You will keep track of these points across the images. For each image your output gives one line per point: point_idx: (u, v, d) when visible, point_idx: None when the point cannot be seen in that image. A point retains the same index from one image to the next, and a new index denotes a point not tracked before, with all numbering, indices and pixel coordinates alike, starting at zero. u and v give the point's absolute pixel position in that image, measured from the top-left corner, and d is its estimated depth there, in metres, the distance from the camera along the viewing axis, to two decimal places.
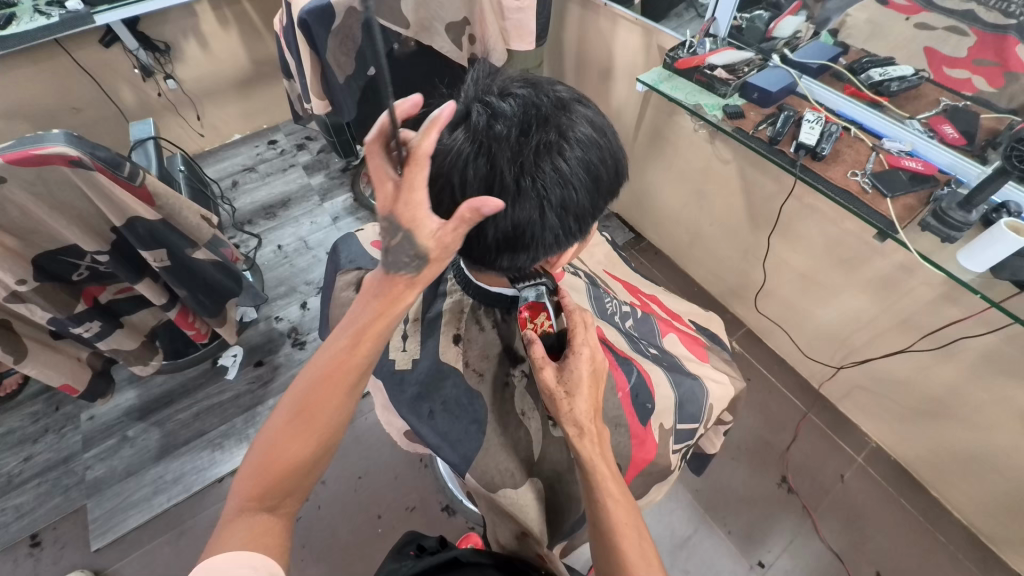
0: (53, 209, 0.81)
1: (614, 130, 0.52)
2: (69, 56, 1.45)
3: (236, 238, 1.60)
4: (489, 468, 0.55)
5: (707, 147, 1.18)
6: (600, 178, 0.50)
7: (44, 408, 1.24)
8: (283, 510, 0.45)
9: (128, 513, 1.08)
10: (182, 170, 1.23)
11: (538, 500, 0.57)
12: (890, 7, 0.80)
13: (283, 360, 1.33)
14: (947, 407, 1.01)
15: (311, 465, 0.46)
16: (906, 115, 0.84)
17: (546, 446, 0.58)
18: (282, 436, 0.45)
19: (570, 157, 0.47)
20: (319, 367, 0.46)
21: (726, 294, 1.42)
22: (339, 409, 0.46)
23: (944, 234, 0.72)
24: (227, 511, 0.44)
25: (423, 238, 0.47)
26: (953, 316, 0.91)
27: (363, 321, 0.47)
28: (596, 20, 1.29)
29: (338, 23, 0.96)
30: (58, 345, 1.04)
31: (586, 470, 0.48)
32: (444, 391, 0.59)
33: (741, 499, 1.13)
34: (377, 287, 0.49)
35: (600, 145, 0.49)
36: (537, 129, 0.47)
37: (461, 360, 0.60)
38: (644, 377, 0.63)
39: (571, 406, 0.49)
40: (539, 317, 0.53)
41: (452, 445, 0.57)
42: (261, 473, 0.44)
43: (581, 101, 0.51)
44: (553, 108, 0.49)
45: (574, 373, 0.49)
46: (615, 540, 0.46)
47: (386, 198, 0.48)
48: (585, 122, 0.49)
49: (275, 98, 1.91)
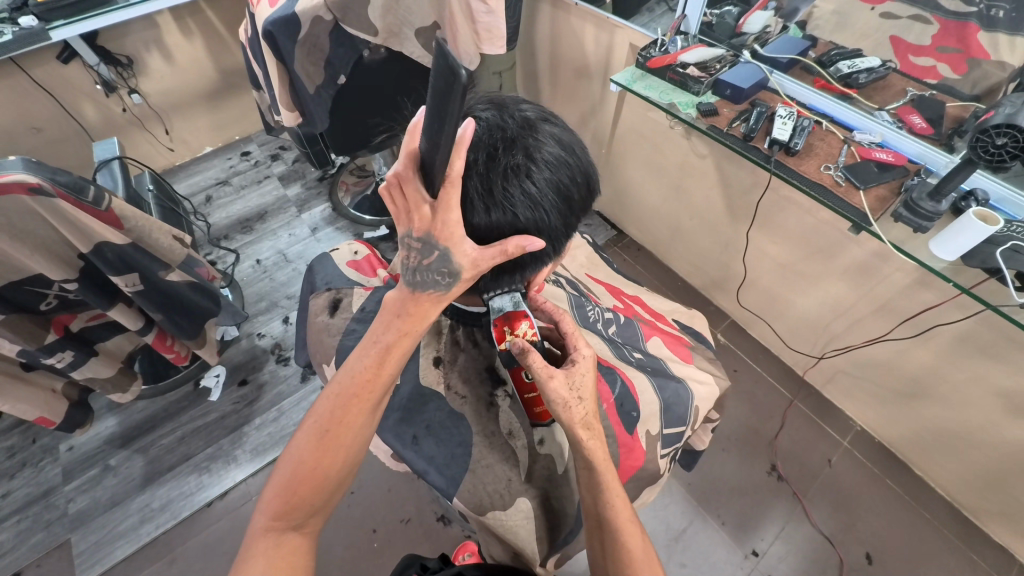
0: (14, 240, 0.78)
1: (582, 146, 0.52)
2: (25, 74, 1.39)
3: (212, 254, 1.57)
4: (478, 490, 0.55)
5: (682, 143, 1.19)
6: (571, 197, 0.50)
7: (20, 442, 1.20)
8: (308, 528, 0.48)
9: (116, 543, 1.06)
10: (151, 189, 1.20)
11: (532, 518, 0.56)
12: None
13: (268, 378, 1.31)
14: (926, 387, 1.03)
15: (334, 485, 0.48)
16: (874, 106, 0.85)
17: (533, 463, 0.57)
18: (308, 458, 0.47)
19: (538, 179, 0.47)
20: (343, 388, 0.48)
21: (709, 286, 1.44)
22: (364, 427, 0.49)
23: (916, 224, 0.74)
24: (252, 529, 0.46)
25: (461, 256, 0.46)
26: (929, 300, 0.93)
27: (386, 340, 0.49)
28: (567, 18, 1.28)
29: (305, 32, 0.95)
30: (31, 377, 1.00)
31: (598, 475, 0.49)
32: (427, 414, 0.59)
33: (733, 489, 1.14)
34: (400, 305, 0.49)
35: (569, 162, 0.49)
36: (504, 152, 0.46)
37: (443, 382, 0.61)
38: (628, 385, 0.64)
39: (584, 411, 0.48)
40: (522, 326, 0.52)
41: (439, 469, 0.56)
42: (287, 496, 0.46)
43: (548, 120, 0.50)
44: (519, 130, 0.48)
45: (580, 378, 0.50)
46: (620, 537, 0.48)
47: (421, 219, 0.45)
48: (552, 141, 0.48)
49: (245, 107, 1.86)
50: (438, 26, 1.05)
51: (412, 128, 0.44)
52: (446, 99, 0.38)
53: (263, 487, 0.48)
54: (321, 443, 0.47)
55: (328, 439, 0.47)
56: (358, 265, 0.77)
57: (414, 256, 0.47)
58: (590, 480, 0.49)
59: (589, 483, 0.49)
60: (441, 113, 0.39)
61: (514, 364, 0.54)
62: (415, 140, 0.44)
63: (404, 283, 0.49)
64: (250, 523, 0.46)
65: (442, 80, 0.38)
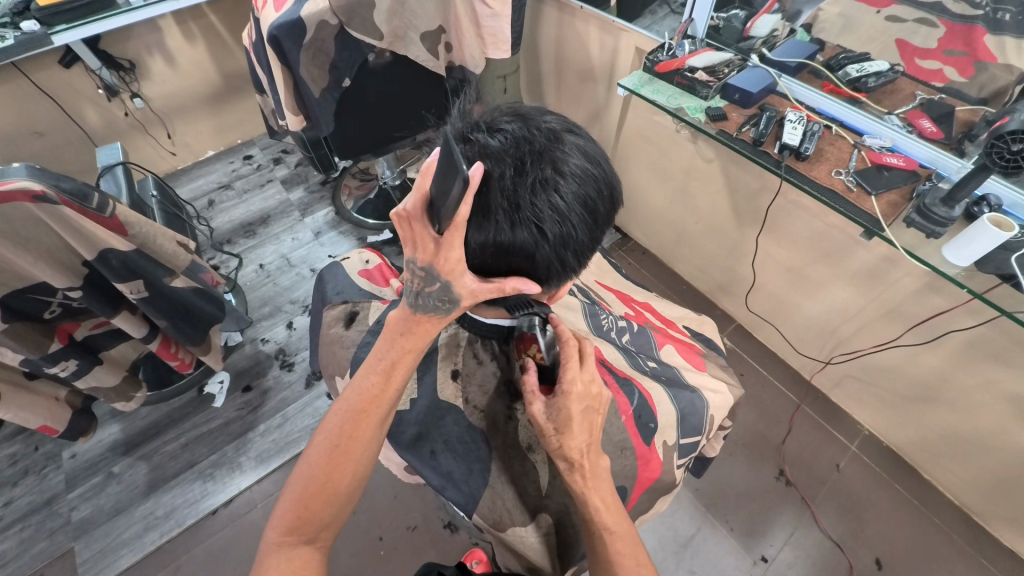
0: (18, 247, 0.77)
1: (606, 157, 0.52)
2: (27, 78, 1.38)
3: (215, 259, 1.56)
4: (496, 506, 0.55)
5: (689, 147, 1.19)
6: (597, 211, 0.49)
7: (22, 450, 1.19)
8: (320, 542, 0.47)
9: (120, 552, 1.05)
10: (154, 194, 1.19)
11: (549, 536, 0.56)
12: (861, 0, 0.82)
13: (272, 383, 1.30)
14: (936, 392, 1.03)
15: (345, 498, 0.48)
16: (884, 110, 0.84)
17: (552, 482, 0.57)
18: (318, 472, 0.46)
19: (565, 193, 0.46)
20: (352, 402, 0.48)
21: (714, 290, 1.43)
22: (373, 441, 0.48)
23: (928, 230, 0.73)
24: (264, 545, 0.46)
25: (461, 287, 0.46)
26: (939, 305, 0.92)
27: (391, 358, 0.49)
28: (573, 22, 1.28)
29: (310, 37, 0.94)
30: (33, 385, 0.99)
31: (582, 502, 0.49)
32: (444, 429, 0.58)
33: (741, 494, 1.14)
34: (402, 324, 0.49)
35: (596, 177, 0.48)
36: (532, 165, 0.46)
37: (460, 397, 0.59)
38: (645, 397, 0.63)
39: (561, 444, 0.48)
40: (531, 347, 0.52)
41: (456, 485, 0.55)
42: (297, 510, 0.46)
43: (572, 131, 0.50)
44: (546, 141, 0.48)
45: (558, 412, 0.47)
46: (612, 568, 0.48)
47: (425, 252, 0.45)
48: (579, 154, 0.48)
49: (248, 111, 1.86)
50: (444, 30, 1.07)
51: (424, 166, 0.44)
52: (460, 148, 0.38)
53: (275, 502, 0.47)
54: (332, 457, 0.46)
55: (338, 453, 0.46)
56: (369, 274, 0.77)
57: (416, 281, 0.47)
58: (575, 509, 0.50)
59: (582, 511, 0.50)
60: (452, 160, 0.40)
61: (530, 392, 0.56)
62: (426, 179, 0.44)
63: (405, 303, 0.49)
64: (261, 538, 0.46)
65: None
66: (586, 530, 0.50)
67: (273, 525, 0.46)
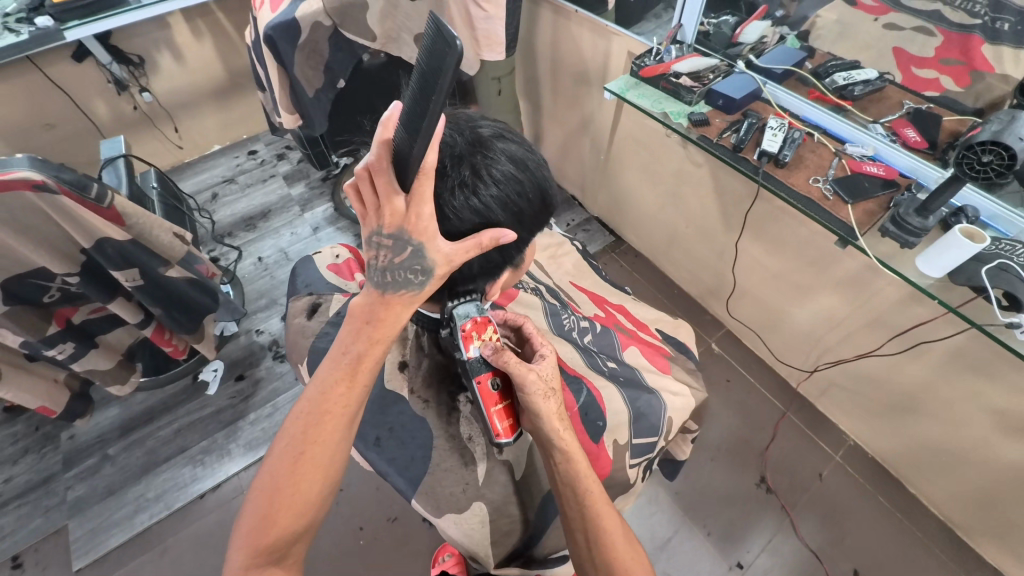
0: (18, 234, 0.80)
1: (536, 161, 0.53)
2: (41, 72, 1.44)
3: (215, 251, 1.60)
4: (437, 492, 0.57)
5: (679, 151, 1.19)
6: (521, 212, 0.51)
7: (24, 429, 1.24)
8: (291, 559, 0.45)
9: (111, 531, 1.09)
10: (155, 186, 1.23)
11: (487, 523, 0.57)
12: (857, 7, 0.81)
13: (264, 373, 1.33)
14: (920, 404, 1.02)
15: (315, 510, 0.46)
16: (869, 119, 0.84)
17: (490, 471, 0.59)
18: (283, 484, 0.44)
19: (484, 196, 0.48)
20: (314, 404, 0.46)
21: (704, 295, 1.43)
22: (341, 443, 0.47)
23: (903, 239, 0.73)
24: (229, 570, 0.43)
25: (434, 252, 0.46)
26: (921, 315, 0.92)
27: (357, 350, 0.47)
28: (568, 25, 1.29)
29: (304, 38, 0.97)
30: (33, 367, 1.03)
31: (573, 461, 0.51)
32: (389, 417, 0.62)
33: (720, 499, 1.14)
34: (369, 310, 0.48)
35: (520, 181, 0.50)
36: (452, 168, 0.48)
37: (406, 387, 0.64)
38: (594, 394, 0.64)
39: (555, 403, 0.53)
40: (488, 331, 0.54)
41: (399, 471, 0.59)
42: (263, 529, 0.43)
43: (502, 136, 0.51)
44: (468, 147, 0.49)
45: (550, 370, 0.54)
46: (600, 520, 0.50)
47: (393, 214, 0.44)
48: (505, 159, 0.49)
49: (254, 107, 1.90)
50: None
51: (385, 118, 0.41)
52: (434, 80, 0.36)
53: (238, 524, 0.44)
54: (297, 466, 0.44)
55: (303, 462, 0.44)
56: (337, 268, 0.79)
57: (384, 254, 0.46)
58: (568, 473, 0.51)
59: (567, 474, 0.51)
60: (427, 91, 0.37)
61: (484, 371, 0.53)
62: (389, 130, 0.42)
63: (372, 285, 0.48)
64: (225, 564, 0.43)
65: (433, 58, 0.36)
66: (571, 496, 0.51)
67: (236, 549, 0.44)
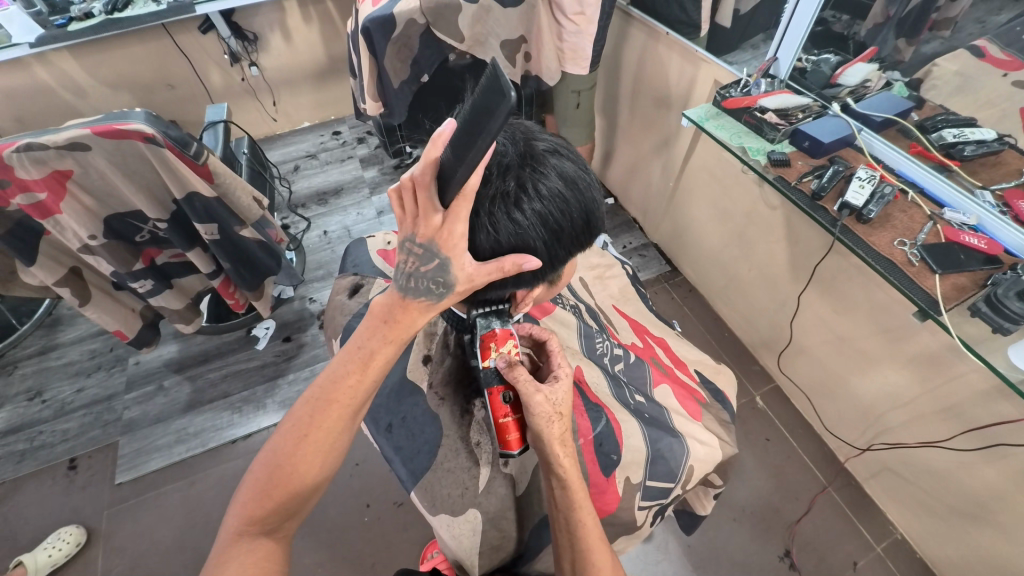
0: (126, 178, 0.90)
1: (586, 181, 0.54)
2: (171, 38, 1.61)
3: (287, 219, 1.72)
4: (435, 488, 0.58)
5: (754, 190, 1.13)
6: (560, 231, 0.52)
7: (101, 348, 1.39)
8: (282, 534, 0.47)
9: (152, 455, 1.19)
10: (245, 152, 1.34)
11: (478, 532, 0.58)
12: (985, 59, 0.74)
13: (309, 340, 1.41)
14: (988, 512, 0.90)
15: (310, 491, 0.48)
16: (978, 183, 0.75)
17: (490, 480, 0.59)
18: (284, 461, 0.46)
19: (526, 209, 0.49)
20: (324, 391, 0.47)
21: (757, 344, 1.35)
22: (344, 432, 0.48)
23: (996, 323, 0.64)
24: (224, 533, 0.45)
25: (458, 269, 0.45)
26: (1006, 414, 0.81)
27: (370, 347, 0.48)
28: (656, 47, 1.27)
29: (398, 33, 1.02)
30: (117, 294, 1.16)
31: (567, 487, 0.50)
32: (404, 407, 0.63)
33: (735, 563, 1.06)
34: (388, 311, 0.48)
35: (565, 199, 0.50)
36: (497, 177, 0.49)
37: (425, 380, 0.65)
38: (612, 425, 0.62)
39: (557, 426, 0.51)
40: (507, 344, 0.54)
41: (403, 460, 0.61)
42: (261, 500, 0.45)
43: (558, 153, 0.52)
44: (519, 159, 0.50)
45: (560, 395, 0.52)
46: (589, 550, 0.49)
47: (427, 227, 0.43)
48: (554, 175, 0.50)
49: (345, 92, 2.03)
50: (525, 40, 1.10)
51: (435, 134, 0.37)
52: (487, 109, 0.35)
53: (239, 489, 0.47)
54: (300, 446, 0.46)
55: (306, 443, 0.46)
56: (385, 254, 0.83)
57: (412, 260, 0.45)
58: (562, 499, 0.50)
59: (562, 503, 0.50)
60: (479, 121, 0.36)
61: (496, 384, 0.53)
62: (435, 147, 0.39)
63: (395, 287, 0.47)
64: (222, 526, 0.45)
65: (488, 89, 0.35)
66: (564, 517, 0.50)
67: (234, 514, 0.46)
